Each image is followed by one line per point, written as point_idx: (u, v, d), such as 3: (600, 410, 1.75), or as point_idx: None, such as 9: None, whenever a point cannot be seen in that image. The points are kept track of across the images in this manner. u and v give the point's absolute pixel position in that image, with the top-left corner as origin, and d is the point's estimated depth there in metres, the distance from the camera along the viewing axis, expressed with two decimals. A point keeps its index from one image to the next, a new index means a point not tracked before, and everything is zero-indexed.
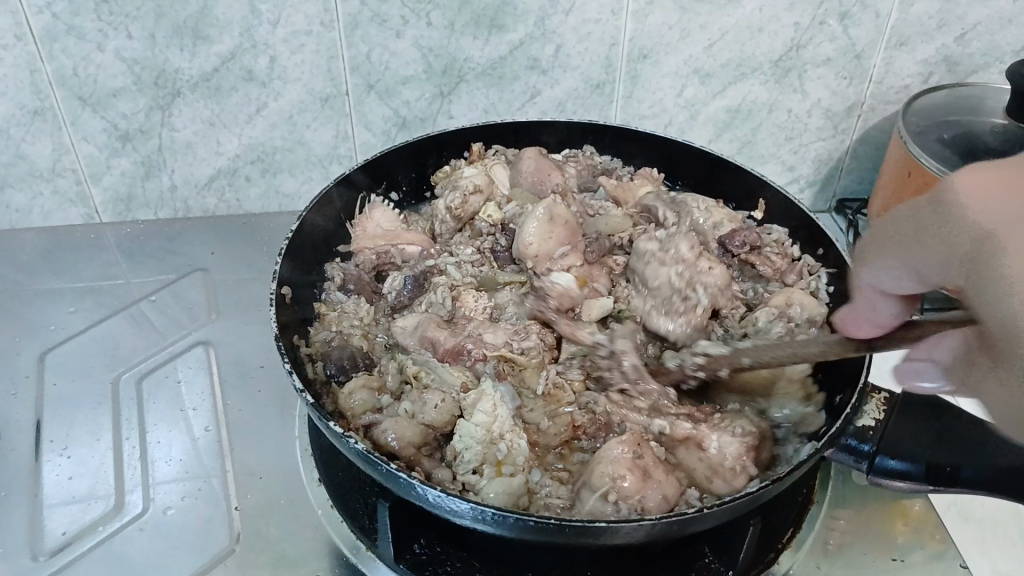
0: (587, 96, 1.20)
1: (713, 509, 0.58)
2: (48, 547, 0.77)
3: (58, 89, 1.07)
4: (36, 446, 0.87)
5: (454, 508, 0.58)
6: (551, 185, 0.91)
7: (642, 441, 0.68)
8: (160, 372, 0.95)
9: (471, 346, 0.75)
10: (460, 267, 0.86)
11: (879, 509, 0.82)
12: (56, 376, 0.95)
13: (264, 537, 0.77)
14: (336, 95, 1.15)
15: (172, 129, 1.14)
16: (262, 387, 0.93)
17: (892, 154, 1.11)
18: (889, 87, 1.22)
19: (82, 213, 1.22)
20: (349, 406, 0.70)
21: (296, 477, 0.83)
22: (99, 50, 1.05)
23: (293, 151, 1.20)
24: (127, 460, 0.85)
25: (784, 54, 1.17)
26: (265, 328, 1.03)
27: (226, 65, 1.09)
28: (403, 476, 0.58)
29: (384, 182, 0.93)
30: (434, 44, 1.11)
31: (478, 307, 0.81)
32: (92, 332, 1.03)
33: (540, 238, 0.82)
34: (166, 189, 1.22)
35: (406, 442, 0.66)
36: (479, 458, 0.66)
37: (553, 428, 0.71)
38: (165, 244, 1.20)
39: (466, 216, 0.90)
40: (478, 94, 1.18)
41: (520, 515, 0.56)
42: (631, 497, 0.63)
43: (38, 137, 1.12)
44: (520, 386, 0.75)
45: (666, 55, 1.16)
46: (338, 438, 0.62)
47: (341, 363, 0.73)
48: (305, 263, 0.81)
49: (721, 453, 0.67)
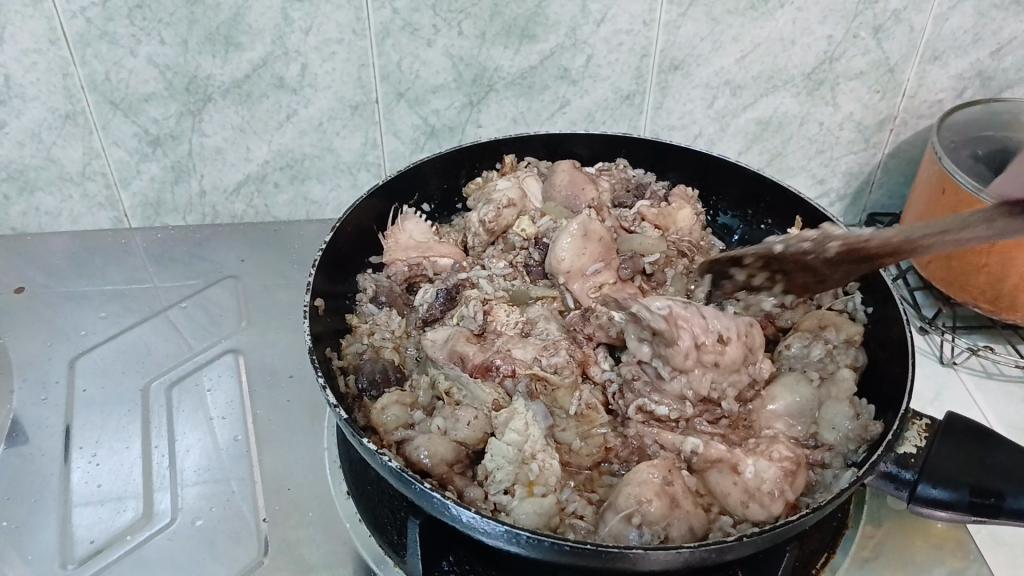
0: (616, 107, 1.19)
1: (751, 537, 0.56)
2: (78, 555, 0.76)
3: (90, 94, 1.08)
4: (65, 452, 0.87)
5: (488, 528, 0.57)
6: (585, 200, 0.90)
7: (673, 468, 0.66)
8: (189, 380, 0.95)
9: (500, 362, 0.74)
10: (492, 280, 0.85)
11: (916, 527, 0.81)
12: (86, 382, 0.96)
13: (291, 551, 0.76)
14: (366, 104, 1.15)
15: (202, 134, 1.15)
16: (290, 398, 0.93)
17: (924, 170, 1.10)
18: (922, 102, 1.20)
19: (111, 217, 1.23)
20: (381, 421, 0.69)
21: (325, 490, 0.82)
22: (132, 55, 1.05)
23: (321, 158, 1.20)
24: (156, 468, 0.84)
25: (817, 67, 1.16)
26: (296, 337, 1.02)
27: (257, 72, 1.09)
28: (438, 495, 0.58)
29: (416, 193, 0.93)
30: (465, 53, 1.11)
31: (510, 321, 0.80)
32: (122, 337, 1.03)
33: (575, 254, 0.81)
34: (195, 194, 1.22)
35: (439, 459, 0.66)
36: (511, 479, 0.65)
37: (584, 448, 0.71)
38: (194, 250, 1.20)
39: (499, 229, 0.90)
40: (508, 104, 1.17)
41: (556, 540, 0.55)
42: (655, 523, 0.62)
43: (69, 142, 1.12)
44: (552, 406, 0.73)
45: (697, 67, 1.15)
46: (372, 456, 0.61)
47: (373, 377, 0.73)
48: (339, 273, 0.82)
49: (759, 477, 0.64)
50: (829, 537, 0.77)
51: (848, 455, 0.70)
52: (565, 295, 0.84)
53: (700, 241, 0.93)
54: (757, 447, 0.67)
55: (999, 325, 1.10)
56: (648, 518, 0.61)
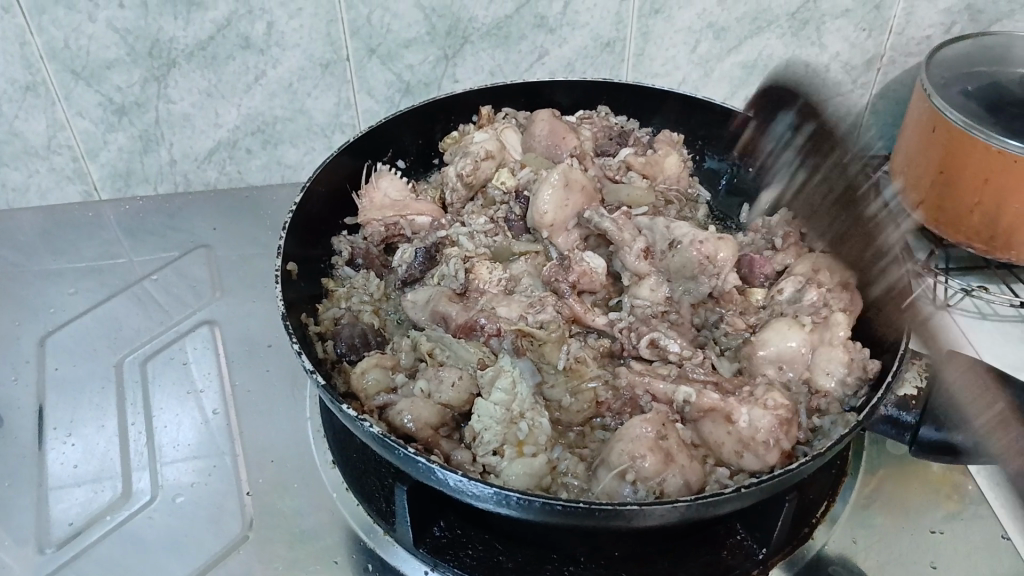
0: (596, 55, 1.15)
1: (748, 489, 0.54)
2: (56, 537, 0.74)
3: (49, 63, 1.03)
4: (39, 433, 0.84)
5: (477, 492, 0.54)
6: (567, 150, 0.86)
7: (667, 421, 0.63)
8: (164, 353, 0.92)
9: (485, 321, 0.70)
10: (472, 237, 0.81)
11: (913, 472, 0.79)
12: (58, 360, 0.92)
13: (277, 521, 0.74)
14: (337, 61, 1.10)
15: (168, 101, 1.10)
16: (270, 366, 0.90)
17: (913, 106, 1.07)
18: (909, 38, 1.17)
19: (80, 190, 1.18)
20: (361, 386, 0.65)
21: (309, 459, 0.80)
22: (90, 20, 1.00)
23: (293, 120, 1.16)
24: (134, 445, 0.82)
25: (802, 5, 1.12)
26: (274, 305, 0.99)
27: (222, 33, 1.05)
28: (422, 459, 0.55)
29: (389, 150, 0.89)
30: (437, 4, 1.06)
31: (493, 279, 0.76)
32: (93, 313, 0.99)
33: (558, 206, 0.78)
34: (165, 163, 1.18)
35: (424, 424, 0.62)
36: (500, 439, 0.62)
37: (575, 404, 0.66)
38: (167, 220, 1.16)
39: (477, 183, 0.86)
40: (483, 56, 1.13)
41: (547, 499, 0.53)
42: (650, 479, 0.59)
43: (31, 113, 1.08)
44: (540, 362, 0.69)
45: (679, 10, 1.11)
46: (352, 421, 0.58)
47: (352, 342, 0.70)
48: (313, 236, 0.78)
49: (753, 426, 0.61)
50: (828, 485, 0.75)
51: (847, 402, 0.67)
52: (549, 249, 0.80)
53: (686, 189, 0.90)
54: (751, 393, 0.64)
55: (993, 266, 1.10)
56: (642, 474, 0.59)
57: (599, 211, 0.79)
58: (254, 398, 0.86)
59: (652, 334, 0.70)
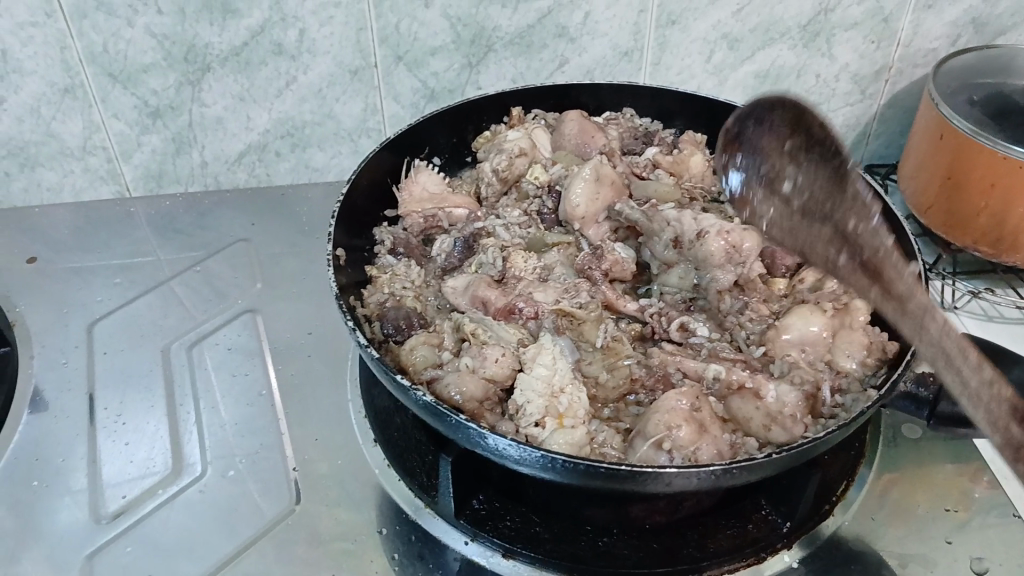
0: (615, 63, 1.20)
1: (777, 456, 0.58)
2: (111, 510, 0.78)
3: (88, 66, 1.07)
4: (90, 413, 0.88)
5: (524, 456, 0.58)
6: (596, 147, 0.91)
7: (700, 394, 0.66)
8: (209, 341, 0.96)
9: (523, 305, 0.75)
10: (508, 228, 0.85)
11: (931, 458, 0.82)
12: (107, 346, 0.96)
13: (324, 496, 0.78)
14: (366, 68, 1.15)
15: (202, 104, 1.14)
16: (313, 353, 0.94)
17: (920, 113, 1.12)
18: (917, 50, 1.21)
19: (113, 190, 1.22)
20: (411, 361, 0.70)
21: (352, 439, 0.83)
22: (129, 25, 1.05)
23: (322, 125, 1.20)
24: (183, 425, 0.86)
25: (813, 18, 1.17)
26: (312, 298, 1.03)
27: (255, 39, 1.09)
28: (471, 425, 0.59)
29: (425, 147, 0.93)
30: (463, 14, 1.11)
31: (529, 267, 0.80)
32: (137, 304, 1.03)
33: (589, 200, 0.82)
34: (196, 165, 1.22)
35: (469, 397, 0.66)
36: (542, 411, 0.65)
37: (611, 381, 0.70)
38: (197, 219, 1.20)
39: (511, 178, 0.90)
40: (507, 63, 1.18)
41: (591, 463, 0.56)
42: (684, 447, 0.62)
43: (69, 115, 1.12)
44: (579, 340, 0.74)
45: (695, 21, 1.15)
46: (404, 391, 0.62)
47: (398, 323, 0.73)
48: (356, 227, 0.82)
49: (780, 401, 0.65)
50: (847, 466, 0.78)
51: (866, 380, 0.70)
52: (580, 240, 0.84)
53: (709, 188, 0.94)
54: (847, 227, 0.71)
55: (999, 270, 1.14)
56: (677, 443, 0.62)
57: (629, 204, 0.83)
58: (298, 383, 0.90)
59: (682, 319, 0.75)
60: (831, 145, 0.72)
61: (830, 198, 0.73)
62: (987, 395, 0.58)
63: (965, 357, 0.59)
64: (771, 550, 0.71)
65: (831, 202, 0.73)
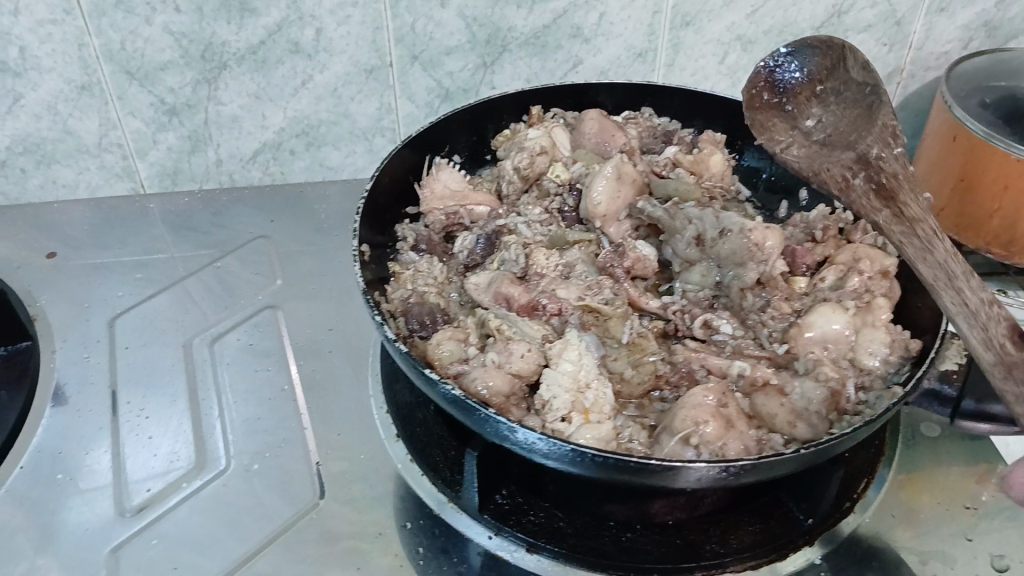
0: (629, 64, 1.20)
1: (803, 453, 0.58)
2: (135, 503, 0.78)
3: (106, 64, 1.08)
4: (113, 407, 0.88)
5: (553, 449, 0.58)
6: (617, 146, 0.91)
7: (726, 391, 0.67)
8: (229, 337, 0.97)
9: (547, 301, 0.76)
10: (529, 226, 0.86)
11: (949, 458, 0.82)
12: (127, 341, 0.97)
13: (347, 491, 0.78)
14: (382, 67, 1.15)
15: (218, 102, 1.15)
16: (333, 350, 0.95)
17: (931, 116, 1.12)
18: (929, 53, 1.22)
19: (129, 187, 1.23)
20: (437, 355, 0.70)
21: (374, 435, 0.84)
22: (147, 23, 1.05)
23: (337, 124, 1.21)
24: (205, 419, 0.86)
25: (827, 20, 1.17)
26: (331, 295, 1.04)
27: (272, 38, 1.10)
28: (501, 418, 0.59)
29: (446, 146, 0.94)
30: (478, 14, 1.11)
31: (551, 264, 0.80)
32: (156, 300, 1.04)
33: (610, 198, 0.83)
34: (211, 163, 1.22)
35: (496, 392, 0.66)
36: (568, 407, 0.66)
37: (635, 377, 0.71)
38: (212, 217, 1.20)
39: (532, 176, 0.90)
40: (521, 64, 1.18)
41: (620, 457, 0.56)
42: (711, 443, 0.63)
43: (86, 113, 1.13)
44: (605, 335, 0.75)
45: (709, 22, 1.16)
46: (432, 385, 0.62)
47: (422, 319, 0.74)
48: (379, 223, 0.82)
49: (805, 398, 0.66)
50: (867, 464, 0.79)
51: (890, 377, 0.71)
52: (600, 238, 0.85)
53: (728, 187, 0.94)
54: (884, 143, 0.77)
55: (1012, 272, 1.15)
56: (704, 439, 0.63)
57: (651, 203, 0.84)
58: (320, 379, 0.91)
59: (705, 316, 0.75)
60: (862, 85, 0.80)
61: (858, 125, 0.80)
62: (986, 312, 0.65)
63: (968, 278, 0.67)
64: (793, 547, 0.71)
65: (862, 126, 0.79)
